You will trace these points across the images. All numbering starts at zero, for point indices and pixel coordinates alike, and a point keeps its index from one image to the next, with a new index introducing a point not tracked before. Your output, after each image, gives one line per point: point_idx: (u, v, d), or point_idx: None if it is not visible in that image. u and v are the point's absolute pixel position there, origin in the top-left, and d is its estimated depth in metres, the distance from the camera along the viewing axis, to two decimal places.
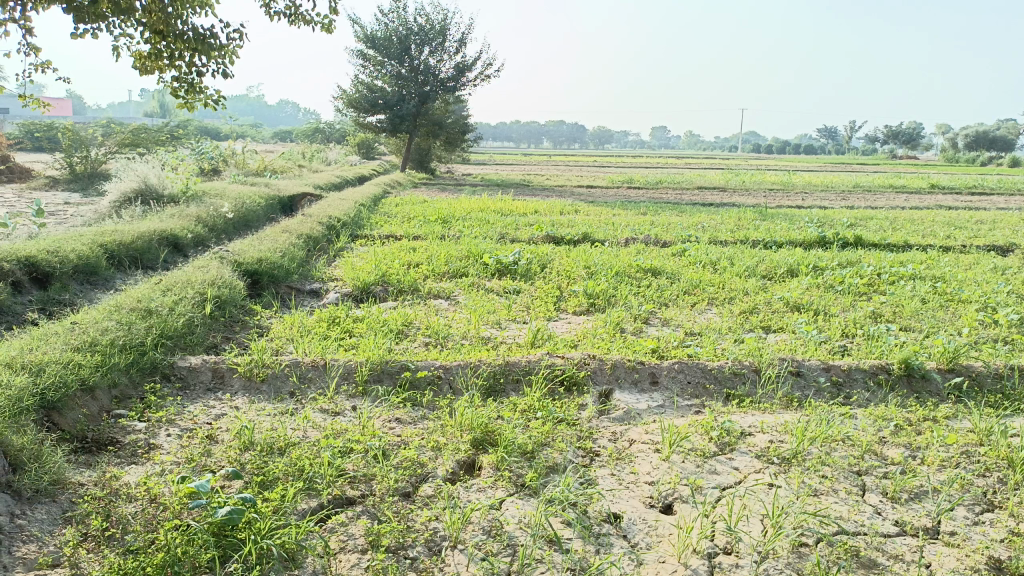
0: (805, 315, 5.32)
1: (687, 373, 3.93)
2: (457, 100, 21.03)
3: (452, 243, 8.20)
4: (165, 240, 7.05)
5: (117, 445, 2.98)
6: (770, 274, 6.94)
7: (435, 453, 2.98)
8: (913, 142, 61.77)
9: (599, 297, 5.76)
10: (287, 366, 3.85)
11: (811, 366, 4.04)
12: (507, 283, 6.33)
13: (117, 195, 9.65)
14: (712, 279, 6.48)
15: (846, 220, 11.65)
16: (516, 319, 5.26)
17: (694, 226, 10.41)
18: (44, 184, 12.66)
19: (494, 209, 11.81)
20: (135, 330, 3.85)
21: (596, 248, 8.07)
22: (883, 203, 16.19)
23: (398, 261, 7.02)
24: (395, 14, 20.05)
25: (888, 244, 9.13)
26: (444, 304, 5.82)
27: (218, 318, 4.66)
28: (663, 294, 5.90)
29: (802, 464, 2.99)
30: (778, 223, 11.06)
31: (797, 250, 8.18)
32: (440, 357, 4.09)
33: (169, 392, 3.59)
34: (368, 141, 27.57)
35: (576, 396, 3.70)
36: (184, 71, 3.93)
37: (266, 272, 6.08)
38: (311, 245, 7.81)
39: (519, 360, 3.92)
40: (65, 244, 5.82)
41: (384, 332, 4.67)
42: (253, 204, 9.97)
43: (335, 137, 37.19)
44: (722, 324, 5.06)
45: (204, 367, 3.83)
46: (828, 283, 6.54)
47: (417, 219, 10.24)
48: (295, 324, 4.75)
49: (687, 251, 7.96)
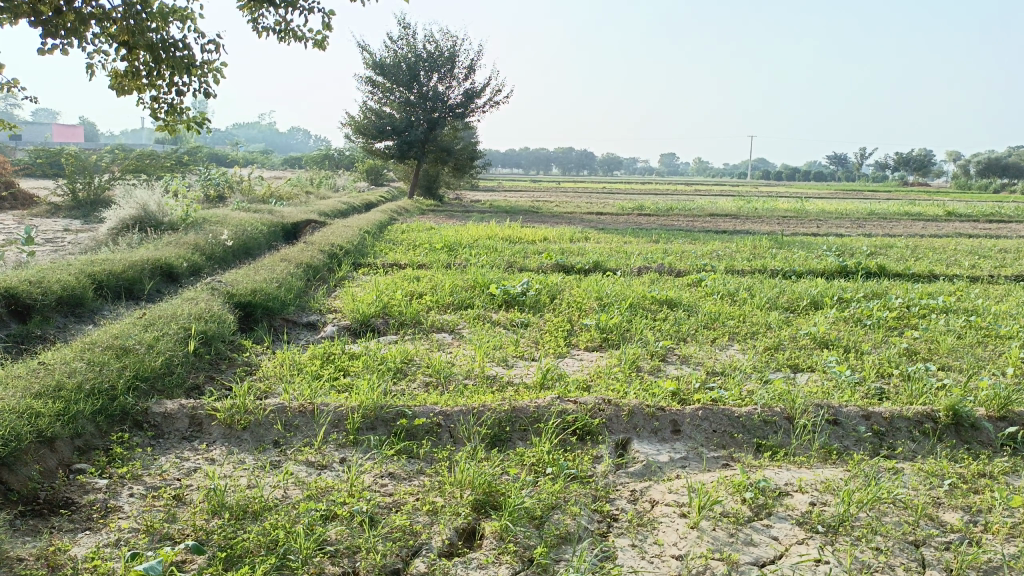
0: (834, 353, 4.95)
1: (712, 421, 3.56)
2: (465, 126, 20.86)
3: (458, 272, 7.87)
4: (159, 269, 6.75)
5: (72, 508, 2.63)
6: (792, 306, 6.57)
7: (430, 518, 2.62)
8: (925, 169, 61.39)
9: (613, 332, 5.40)
10: (272, 412, 3.50)
11: (849, 413, 3.66)
12: (515, 316, 5.99)
13: (115, 222, 9.38)
14: (731, 312, 6.13)
15: (866, 249, 11.27)
16: (524, 355, 4.90)
17: (709, 254, 10.07)
18: (45, 211, 12.45)
19: (503, 236, 11.51)
20: (106, 372, 3.51)
21: (609, 278, 7.73)
22: (901, 230, 15.81)
23: (401, 291, 6.69)
24: (404, 41, 19.99)
25: (913, 274, 8.76)
26: (447, 338, 5.48)
27: (203, 355, 4.32)
28: (681, 328, 5.55)
29: (850, 534, 2.62)
30: (796, 251, 10.71)
31: (819, 280, 7.82)
32: (440, 400, 3.73)
33: (141, 442, 3.25)
34: (377, 168, 27.48)
35: (590, 447, 3.33)
36: (164, 90, 3.64)
37: (259, 304, 5.75)
38: (310, 274, 7.50)
39: (526, 406, 3.56)
40: (50, 274, 5.52)
41: (381, 372, 4.32)
42: (254, 231, 9.70)
43: (345, 164, 37.17)
44: (746, 362, 4.69)
45: (180, 414, 3.48)
46: (855, 317, 6.17)
47: (423, 247, 9.94)
48: (286, 362, 4.41)
49: (703, 281, 7.61)
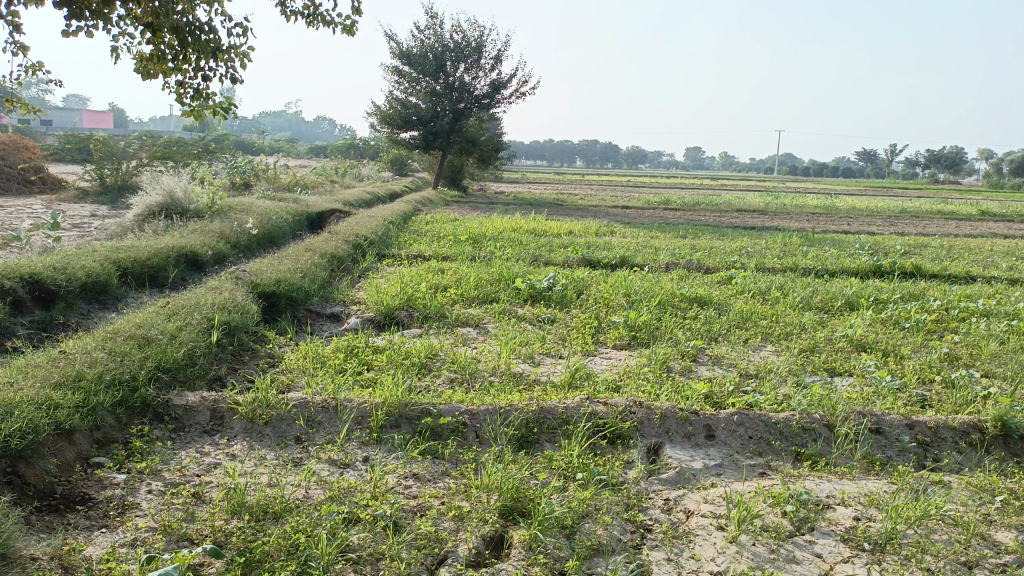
0: (872, 357, 4.78)
1: (748, 427, 3.41)
2: (491, 117, 20.72)
3: (483, 265, 7.76)
4: (183, 257, 6.71)
5: (88, 504, 2.56)
6: (826, 307, 6.39)
7: (456, 524, 2.52)
8: (956, 167, 60.27)
9: (642, 330, 5.26)
10: (294, 406, 3.41)
11: (892, 421, 3.51)
12: (541, 311, 5.87)
13: (141, 209, 9.38)
14: (763, 311, 5.97)
15: (899, 248, 11.00)
16: (551, 353, 4.78)
17: (738, 250, 9.87)
18: (74, 196, 12.51)
19: (528, 228, 11.38)
20: (127, 362, 3.45)
21: (636, 274, 7.58)
22: (934, 229, 15.45)
23: (426, 284, 6.60)
24: (432, 30, 19.87)
25: (950, 275, 8.51)
26: (472, 333, 5.37)
27: (226, 346, 4.25)
28: (712, 327, 5.40)
29: (898, 553, 2.49)
30: (827, 249, 10.48)
31: (853, 280, 7.61)
32: (466, 398, 3.63)
33: (161, 435, 3.18)
34: (402, 158, 27.43)
35: (621, 452, 3.21)
36: (190, 76, 3.56)
37: (283, 294, 5.69)
38: (335, 265, 7.42)
39: (555, 407, 3.44)
40: (75, 260, 5.49)
41: (406, 367, 4.23)
42: (279, 220, 9.66)
43: (370, 153, 37.19)
44: (780, 365, 4.54)
45: (201, 406, 3.40)
46: (891, 319, 5.98)
47: (448, 238, 9.85)
48: (309, 355, 4.33)
49: (733, 278, 7.44)
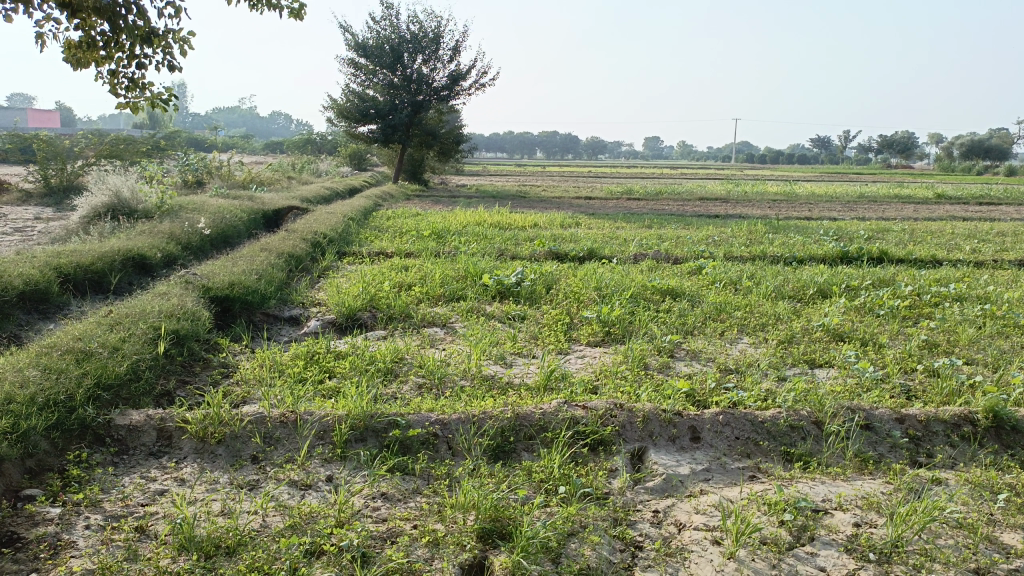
0: (851, 347, 4.66)
1: (735, 427, 3.24)
2: (450, 109, 20.41)
3: (448, 261, 7.52)
4: (130, 260, 6.35)
5: (16, 545, 2.28)
6: (799, 295, 6.28)
7: (430, 551, 2.30)
8: (909, 151, 61.38)
9: (616, 325, 5.08)
10: (250, 422, 3.15)
11: (881, 415, 3.38)
12: (510, 308, 5.66)
13: (87, 210, 8.95)
14: (737, 302, 5.82)
15: (863, 233, 11.00)
16: (523, 352, 4.58)
17: (705, 239, 9.76)
18: (16, 199, 11.97)
19: (492, 222, 11.15)
20: (63, 380, 3.15)
21: (605, 266, 7.40)
22: (894, 214, 15.58)
23: (389, 282, 6.34)
24: (388, 21, 19.48)
25: (916, 259, 8.49)
26: (440, 333, 5.14)
27: (175, 357, 3.96)
28: (687, 320, 5.24)
29: (905, 563, 2.34)
30: (792, 236, 10.44)
31: (822, 267, 7.54)
32: (436, 406, 3.40)
33: (102, 461, 2.90)
34: (360, 152, 26.96)
35: (603, 459, 3.01)
36: (123, 64, 3.28)
37: (238, 298, 5.38)
38: (293, 264, 7.11)
39: (532, 412, 3.24)
40: (11, 267, 5.12)
41: (371, 372, 3.99)
42: (233, 218, 9.29)
43: (327, 148, 36.56)
44: (760, 358, 4.39)
45: (147, 426, 3.12)
46: (865, 306, 5.89)
47: (410, 234, 9.57)
48: (266, 363, 4.06)
49: (703, 268, 7.31)
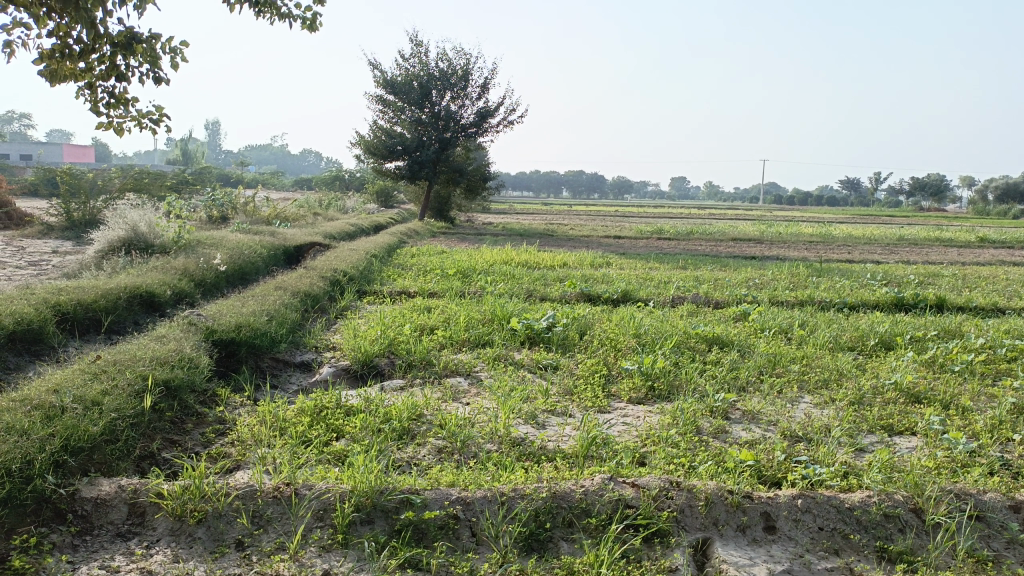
0: (933, 411, 4.06)
1: (817, 514, 2.70)
2: (478, 146, 20.16)
3: (473, 302, 7.05)
4: (137, 298, 5.96)
5: None
6: (858, 346, 5.71)
7: None
8: (941, 195, 60.35)
9: (660, 379, 4.55)
10: (237, 498, 2.66)
11: (993, 501, 2.81)
12: (541, 355, 5.16)
13: (101, 244, 8.63)
14: (792, 354, 5.26)
15: (912, 277, 10.35)
16: (557, 410, 4.06)
17: (746, 282, 9.21)
18: (36, 232, 11.74)
19: (520, 261, 10.70)
20: (22, 442, 2.69)
21: (641, 310, 6.88)
22: (938, 257, 14.92)
23: (409, 325, 5.86)
24: (416, 59, 19.39)
25: (978, 307, 7.86)
26: (463, 383, 4.63)
27: (164, 413, 3.50)
28: (739, 375, 4.68)
29: None
30: (837, 280, 9.85)
31: (877, 314, 6.95)
32: (457, 477, 2.88)
33: (57, 545, 2.41)
34: (387, 189, 26.83)
35: (661, 556, 2.47)
36: (104, 76, 2.94)
37: (245, 342, 4.92)
38: (308, 304, 6.68)
39: (572, 491, 2.71)
40: (4, 304, 4.73)
41: (384, 433, 3.49)
42: (251, 254, 8.93)
43: (355, 185, 36.60)
44: (830, 423, 3.81)
45: (117, 500, 2.65)
46: (935, 361, 5.29)
47: (434, 273, 9.13)
48: (266, 421, 3.58)
49: (748, 314, 6.77)
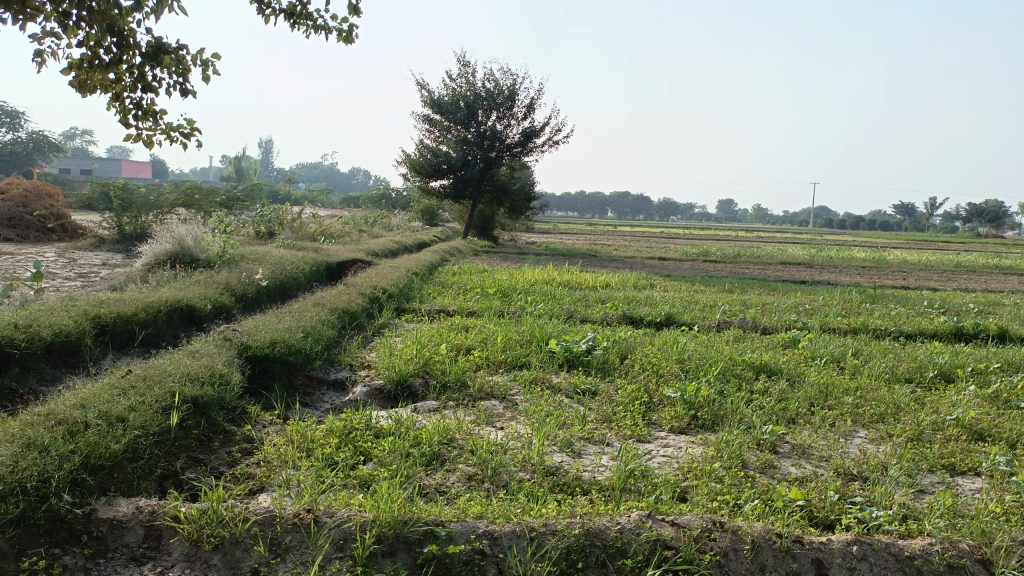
0: (999, 450, 3.78)
1: (873, 563, 2.48)
2: (523, 165, 20.12)
3: (512, 323, 6.91)
4: (178, 311, 5.97)
5: None
6: (915, 378, 5.41)
7: None
8: (1001, 221, 58.46)
9: (704, 408, 4.34)
10: (256, 524, 2.55)
11: None
12: (579, 380, 4.99)
13: (148, 257, 8.74)
14: (845, 384, 5.00)
15: (972, 306, 9.90)
16: (595, 437, 3.89)
17: (795, 308, 8.90)
18: (89, 245, 11.98)
19: (562, 281, 10.53)
20: (41, 459, 2.62)
21: (685, 334, 6.67)
22: (999, 285, 14.29)
23: (446, 345, 5.75)
24: (463, 79, 19.48)
25: None
26: (498, 407, 4.49)
27: (190, 430, 3.43)
28: (788, 405, 4.45)
29: None
30: (892, 307, 9.46)
31: (935, 344, 6.62)
32: (486, 507, 2.73)
33: (69, 568, 2.33)
34: (432, 208, 26.96)
35: None
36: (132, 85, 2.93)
37: (279, 358, 4.85)
38: (346, 321, 6.62)
39: (607, 527, 2.54)
40: (45, 316, 4.76)
41: (413, 457, 3.36)
42: (293, 270, 8.95)
43: (401, 203, 36.90)
44: (887, 460, 3.57)
45: (134, 521, 2.56)
46: (999, 396, 4.98)
47: (475, 292, 9.02)
48: (293, 442, 3.49)
49: (797, 341, 6.50)
